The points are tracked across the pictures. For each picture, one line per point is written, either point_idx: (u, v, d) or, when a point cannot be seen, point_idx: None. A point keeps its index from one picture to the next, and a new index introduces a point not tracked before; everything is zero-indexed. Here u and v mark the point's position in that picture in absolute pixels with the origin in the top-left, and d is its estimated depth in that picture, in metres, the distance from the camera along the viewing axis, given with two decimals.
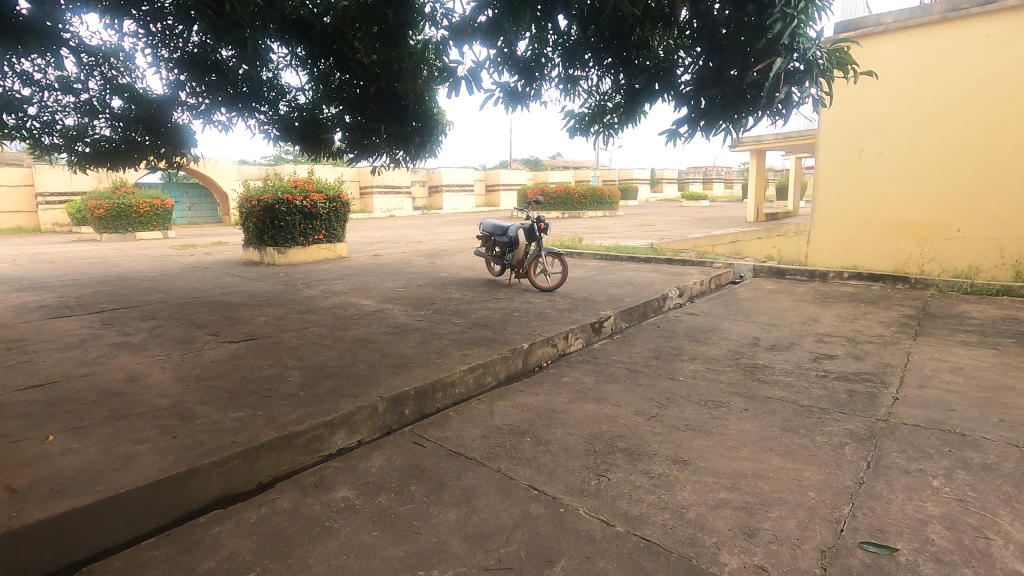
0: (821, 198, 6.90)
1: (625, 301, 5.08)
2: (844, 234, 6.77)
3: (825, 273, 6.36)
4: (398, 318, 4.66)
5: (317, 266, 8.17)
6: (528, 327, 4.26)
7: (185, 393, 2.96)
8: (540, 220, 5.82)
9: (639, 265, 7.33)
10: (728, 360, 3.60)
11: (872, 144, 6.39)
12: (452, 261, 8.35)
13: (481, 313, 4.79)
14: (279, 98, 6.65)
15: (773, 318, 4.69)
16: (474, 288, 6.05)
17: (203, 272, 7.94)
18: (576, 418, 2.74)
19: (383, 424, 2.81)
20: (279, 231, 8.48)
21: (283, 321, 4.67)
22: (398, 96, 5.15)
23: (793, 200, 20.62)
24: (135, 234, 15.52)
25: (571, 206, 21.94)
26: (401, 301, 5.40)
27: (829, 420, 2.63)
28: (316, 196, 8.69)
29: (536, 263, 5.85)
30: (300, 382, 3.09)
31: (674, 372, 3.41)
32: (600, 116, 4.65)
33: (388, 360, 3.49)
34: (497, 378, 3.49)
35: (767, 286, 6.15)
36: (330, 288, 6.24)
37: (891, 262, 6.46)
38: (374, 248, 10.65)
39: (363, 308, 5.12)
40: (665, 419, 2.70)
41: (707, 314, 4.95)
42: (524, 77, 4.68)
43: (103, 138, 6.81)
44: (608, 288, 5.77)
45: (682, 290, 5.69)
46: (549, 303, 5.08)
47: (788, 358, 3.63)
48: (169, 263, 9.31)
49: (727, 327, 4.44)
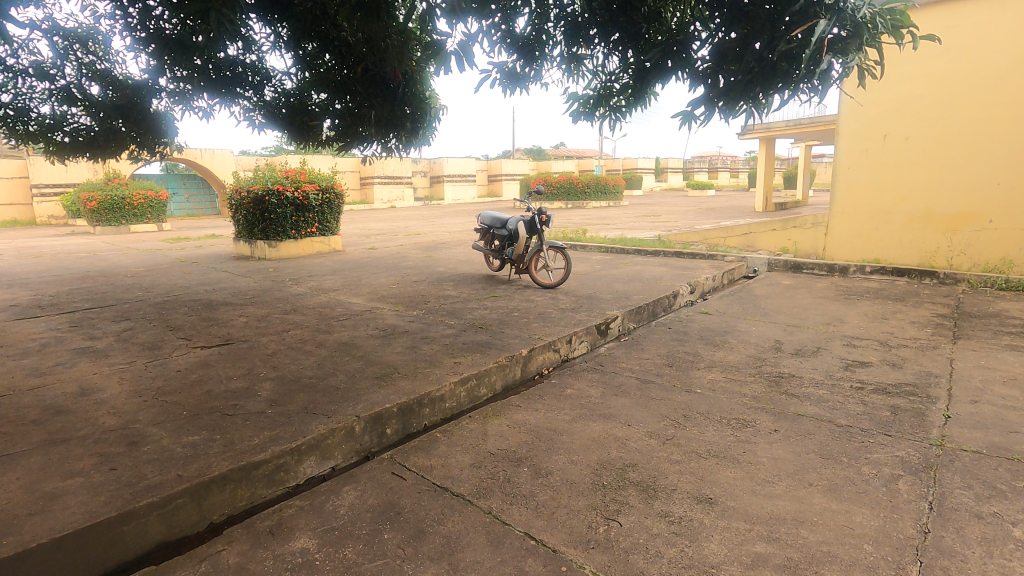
0: (841, 187, 6.48)
1: (634, 300, 4.72)
2: (865, 225, 6.36)
3: (845, 267, 5.96)
4: (387, 320, 4.30)
5: (310, 260, 7.82)
6: (527, 329, 3.90)
7: (139, 411, 2.62)
8: (541, 212, 5.45)
9: (647, 258, 6.95)
10: (750, 369, 3.23)
11: (897, 128, 5.97)
12: (449, 254, 8.00)
13: (477, 313, 4.43)
14: (264, 83, 6.27)
15: (796, 318, 4.31)
16: (471, 284, 5.70)
17: (189, 267, 7.60)
18: (580, 442, 2.38)
19: (361, 447, 2.47)
20: (270, 224, 8.14)
21: (263, 323, 4.32)
22: (384, 78, 4.72)
23: (803, 189, 20.07)
24: (130, 227, 15.20)
25: (574, 196, 21.51)
26: (393, 299, 5.04)
27: (874, 445, 2.27)
28: (308, 186, 8.32)
29: (537, 258, 5.49)
30: (270, 398, 2.75)
31: (690, 383, 3.05)
32: (607, 98, 4.27)
33: (371, 369, 3.15)
34: (493, 389, 3.15)
35: (784, 282, 5.78)
36: (319, 285, 5.88)
37: (916, 255, 6.05)
38: (370, 241, 10.28)
39: (352, 308, 4.76)
40: (683, 443, 2.34)
41: (722, 313, 4.57)
42: (523, 56, 4.31)
43: (81, 126, 6.37)
44: (614, 284, 5.39)
45: (694, 286, 5.33)
46: (552, 302, 4.72)
47: (817, 365, 3.26)
48: (158, 257, 8.97)
49: (746, 328, 4.06)
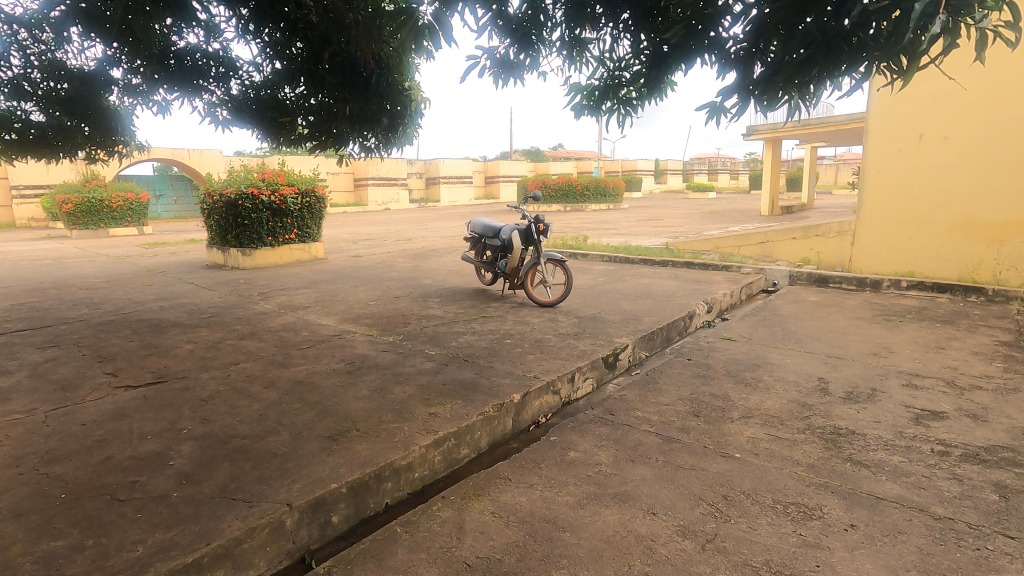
0: (869, 191, 5.86)
1: (644, 323, 4.09)
2: (896, 234, 5.75)
3: (877, 281, 5.34)
4: (357, 349, 3.66)
5: (286, 270, 7.19)
6: (521, 363, 3.27)
7: (1, 493, 1.97)
8: (539, 221, 4.80)
9: (654, 270, 6.32)
10: (797, 421, 2.60)
11: (935, 126, 5.36)
12: (438, 264, 7.36)
13: (463, 341, 3.79)
14: (230, 75, 5.64)
15: (835, 347, 3.69)
16: (460, 301, 5.06)
17: (154, 278, 6.94)
18: (590, 544, 1.75)
19: (294, 548, 1.83)
20: (244, 230, 7.50)
21: (211, 353, 3.68)
22: (355, 64, 4.08)
23: (808, 191, 19.44)
24: (108, 230, 14.51)
25: (573, 198, 20.91)
26: (368, 321, 4.40)
27: (998, 557, 1.64)
28: (286, 189, 7.67)
29: (534, 272, 4.85)
30: (184, 470, 2.11)
31: (725, 442, 2.42)
32: (615, 90, 3.66)
33: (325, 423, 2.51)
34: (476, 448, 2.51)
35: (810, 298, 5.17)
36: (289, 302, 5.24)
37: (956, 268, 5.41)
38: (356, 247, 9.65)
39: (320, 332, 4.12)
40: (732, 550, 1.71)
41: (747, 339, 3.94)
42: (517, 41, 3.68)
43: (32, 122, 5.71)
44: (621, 302, 4.76)
45: (711, 304, 4.73)
46: (550, 325, 4.09)
47: (879, 416, 2.63)
48: (126, 265, 8.31)
49: (780, 360, 3.43)
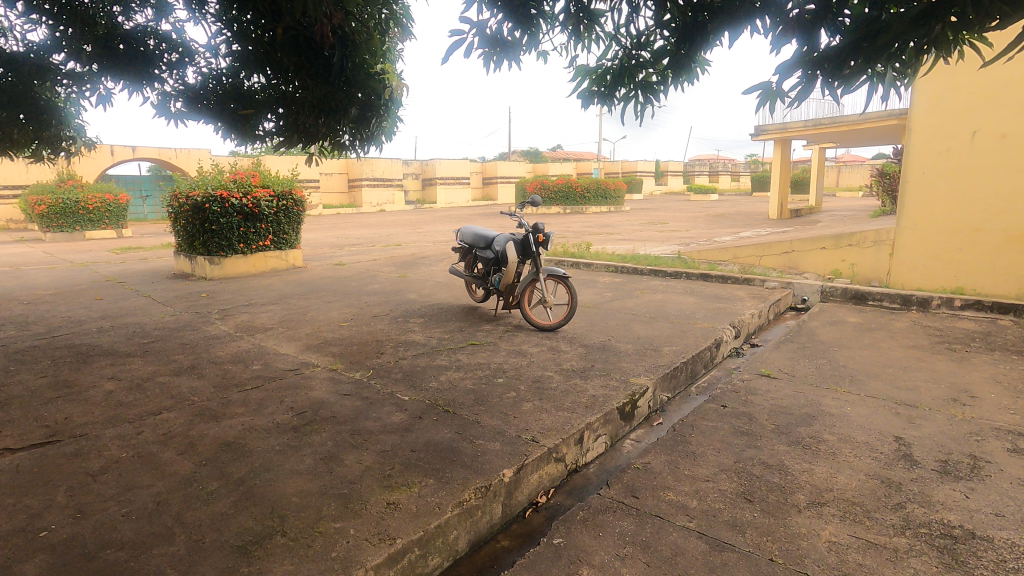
0: (911, 196, 5.19)
1: (664, 355, 3.40)
2: (942, 243, 5.07)
3: (925, 299, 4.66)
4: (312, 392, 2.96)
5: (258, 281, 6.49)
6: (516, 414, 2.58)
7: None
8: (537, 230, 4.13)
9: (667, 283, 5.64)
10: (889, 512, 1.92)
11: (989, 122, 4.69)
12: (427, 274, 6.67)
13: (445, 380, 3.09)
14: (185, 62, 4.88)
15: (901, 389, 3.01)
16: (446, 322, 4.37)
17: (109, 290, 6.22)
18: None
19: None
20: (211, 236, 6.79)
21: (132, 395, 2.97)
22: (310, 38, 3.38)
23: (814, 194, 18.75)
24: (85, 234, 13.78)
25: (574, 201, 20.24)
26: (335, 350, 3.70)
27: None
28: (260, 191, 6.98)
29: (531, 289, 4.17)
30: None
31: (798, 550, 1.73)
32: (631, 72, 2.99)
33: (244, 519, 1.81)
34: (452, 555, 1.82)
35: (851, 320, 4.49)
36: (250, 322, 4.54)
37: (1016, 284, 4.72)
38: (340, 254, 8.94)
39: (273, 366, 3.42)
40: None
41: (790, 376, 3.26)
42: (514, 16, 3.01)
43: None
44: (633, 326, 4.08)
45: (738, 328, 4.05)
46: (551, 358, 3.40)
47: (999, 505, 1.94)
48: (85, 274, 7.57)
49: (838, 410, 2.75)
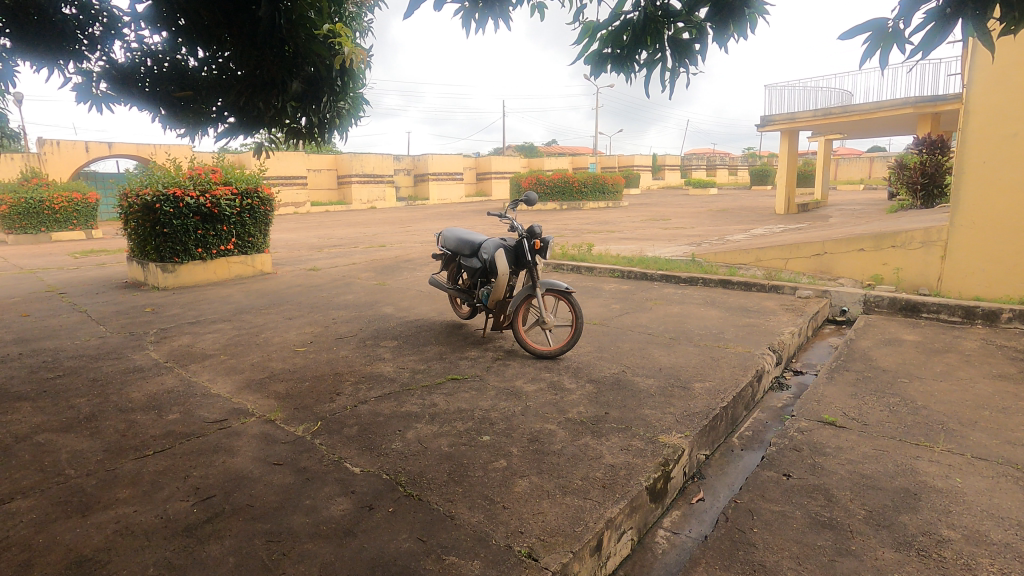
0: (969, 191, 4.47)
1: (697, 396, 2.65)
2: (1006, 246, 4.34)
3: (992, 312, 3.94)
4: (233, 459, 2.20)
5: (217, 291, 5.72)
6: (505, 503, 1.82)
7: None
8: (533, 234, 3.36)
9: (682, 292, 4.90)
10: None
11: None
12: (409, 281, 5.91)
13: (412, 437, 2.34)
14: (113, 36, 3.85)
15: (1015, 447, 2.27)
16: (423, 346, 3.62)
17: (43, 303, 5.43)
18: None
19: None
20: (164, 240, 6.01)
21: None
22: None
23: (821, 188, 17.99)
24: (50, 235, 12.92)
25: (569, 197, 19.48)
26: (280, 389, 2.94)
27: None
28: (220, 189, 6.15)
29: (526, 307, 3.42)
30: None
31: None
32: (657, 27, 2.25)
33: None
34: None
35: (908, 338, 3.76)
36: (189, 348, 3.77)
37: None
38: (318, 257, 8.17)
39: (195, 414, 2.66)
40: None
41: (860, 424, 2.53)
42: None
43: None
44: (651, 351, 3.34)
45: (779, 353, 3.33)
46: (553, 401, 2.65)
47: None
48: (28, 283, 6.75)
49: (946, 485, 2.01)
